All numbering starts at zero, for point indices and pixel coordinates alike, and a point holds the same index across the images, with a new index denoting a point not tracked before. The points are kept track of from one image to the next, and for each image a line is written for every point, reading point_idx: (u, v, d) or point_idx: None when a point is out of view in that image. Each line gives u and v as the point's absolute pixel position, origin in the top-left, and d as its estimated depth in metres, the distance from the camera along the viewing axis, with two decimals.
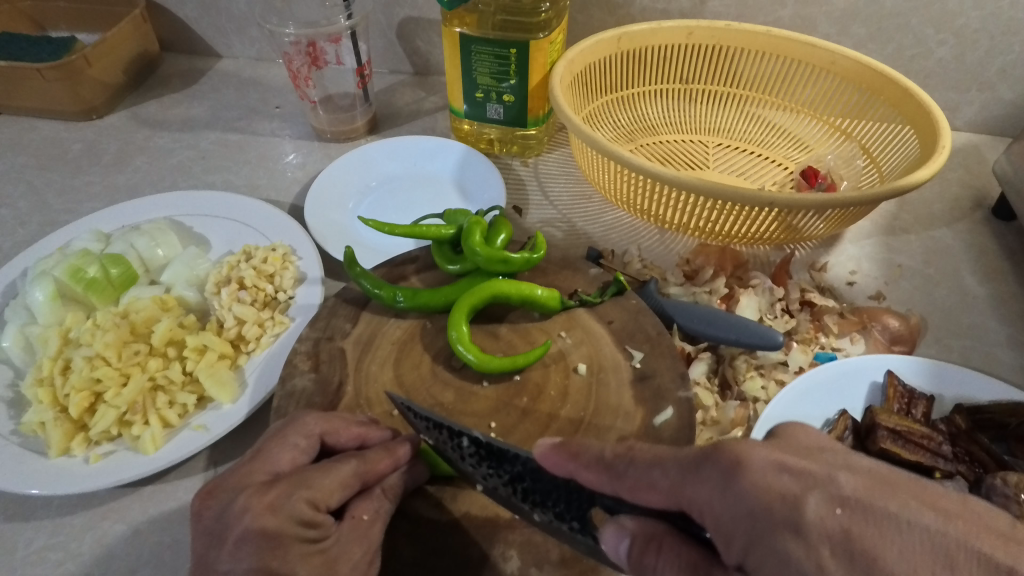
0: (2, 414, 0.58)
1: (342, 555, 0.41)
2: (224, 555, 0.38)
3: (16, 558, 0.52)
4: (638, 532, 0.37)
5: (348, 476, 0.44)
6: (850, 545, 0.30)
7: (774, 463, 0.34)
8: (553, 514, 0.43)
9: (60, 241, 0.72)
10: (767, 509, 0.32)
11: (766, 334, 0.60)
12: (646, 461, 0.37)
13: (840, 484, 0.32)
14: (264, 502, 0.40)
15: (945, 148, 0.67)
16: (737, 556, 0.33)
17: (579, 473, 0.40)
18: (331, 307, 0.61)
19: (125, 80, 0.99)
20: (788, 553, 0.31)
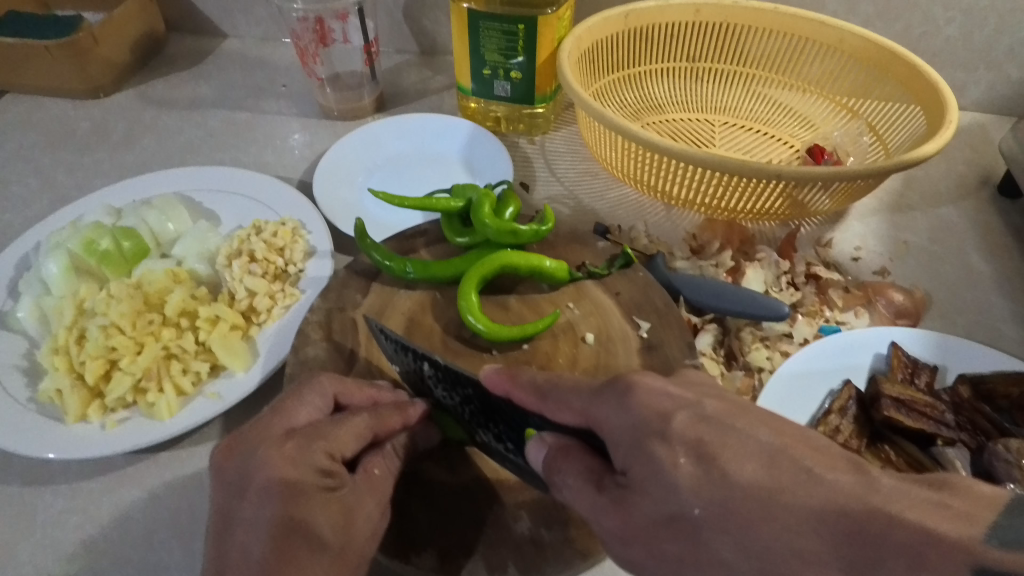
0: (19, 382, 0.59)
1: (357, 505, 0.43)
2: (247, 504, 0.41)
3: (36, 521, 0.54)
4: (553, 444, 0.42)
5: (361, 429, 0.46)
6: (700, 449, 0.35)
7: (659, 389, 0.39)
8: (493, 435, 0.48)
9: (72, 215, 0.73)
10: (645, 420, 0.37)
11: (772, 306, 0.61)
12: (570, 385, 0.43)
13: (707, 406, 0.37)
14: (284, 452, 0.42)
15: (953, 123, 0.67)
16: (623, 461, 0.38)
17: (512, 392, 0.45)
18: (342, 279, 0.62)
19: (132, 59, 0.99)
20: (656, 456, 0.36)
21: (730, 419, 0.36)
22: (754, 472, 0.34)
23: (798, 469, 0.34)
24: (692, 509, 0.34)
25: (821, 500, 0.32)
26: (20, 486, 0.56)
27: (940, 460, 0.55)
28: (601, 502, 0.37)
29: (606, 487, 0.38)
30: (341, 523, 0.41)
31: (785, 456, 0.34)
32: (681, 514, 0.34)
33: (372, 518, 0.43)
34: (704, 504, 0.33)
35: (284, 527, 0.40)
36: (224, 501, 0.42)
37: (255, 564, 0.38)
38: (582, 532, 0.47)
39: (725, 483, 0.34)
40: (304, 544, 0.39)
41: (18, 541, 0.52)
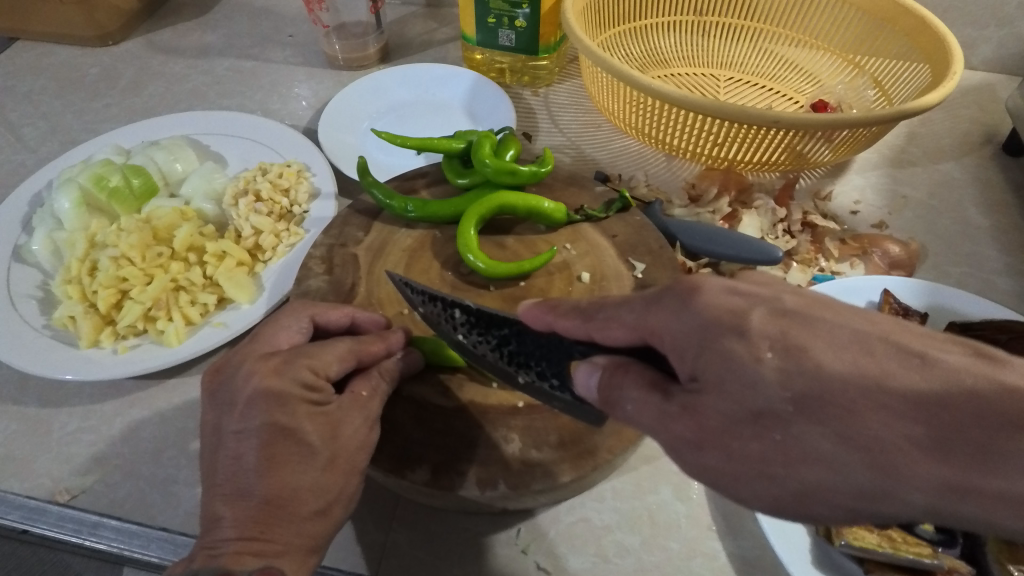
0: (34, 310, 0.61)
1: (344, 420, 0.45)
2: (235, 416, 0.44)
3: (52, 438, 0.56)
4: (607, 365, 0.41)
5: (343, 352, 0.48)
6: (787, 342, 0.33)
7: (727, 288, 0.37)
8: (535, 373, 0.47)
9: (83, 155, 0.75)
10: (714, 321, 0.35)
11: (765, 250, 0.62)
12: (616, 302, 0.41)
13: (784, 301, 0.36)
14: (268, 367, 0.45)
15: (956, 74, 0.67)
16: (690, 368, 0.36)
17: (557, 322, 0.44)
18: (344, 217, 0.64)
19: (139, 7, 1.00)
20: (730, 350, 0.34)
21: (812, 312, 0.35)
22: (848, 360, 0.32)
23: (901, 354, 0.32)
24: (781, 404, 0.32)
25: (932, 381, 0.30)
26: (37, 407, 0.58)
27: None
28: (670, 410, 0.35)
29: (674, 395, 0.36)
30: (328, 431, 0.44)
31: (882, 341, 0.32)
32: (767, 409, 0.32)
33: (359, 431, 0.45)
34: (793, 398, 0.32)
35: (273, 433, 0.42)
36: (216, 418, 0.45)
37: (250, 468, 0.41)
38: (570, 453, 0.49)
39: (817, 374, 0.32)
40: (294, 448, 0.42)
41: (35, 456, 0.55)
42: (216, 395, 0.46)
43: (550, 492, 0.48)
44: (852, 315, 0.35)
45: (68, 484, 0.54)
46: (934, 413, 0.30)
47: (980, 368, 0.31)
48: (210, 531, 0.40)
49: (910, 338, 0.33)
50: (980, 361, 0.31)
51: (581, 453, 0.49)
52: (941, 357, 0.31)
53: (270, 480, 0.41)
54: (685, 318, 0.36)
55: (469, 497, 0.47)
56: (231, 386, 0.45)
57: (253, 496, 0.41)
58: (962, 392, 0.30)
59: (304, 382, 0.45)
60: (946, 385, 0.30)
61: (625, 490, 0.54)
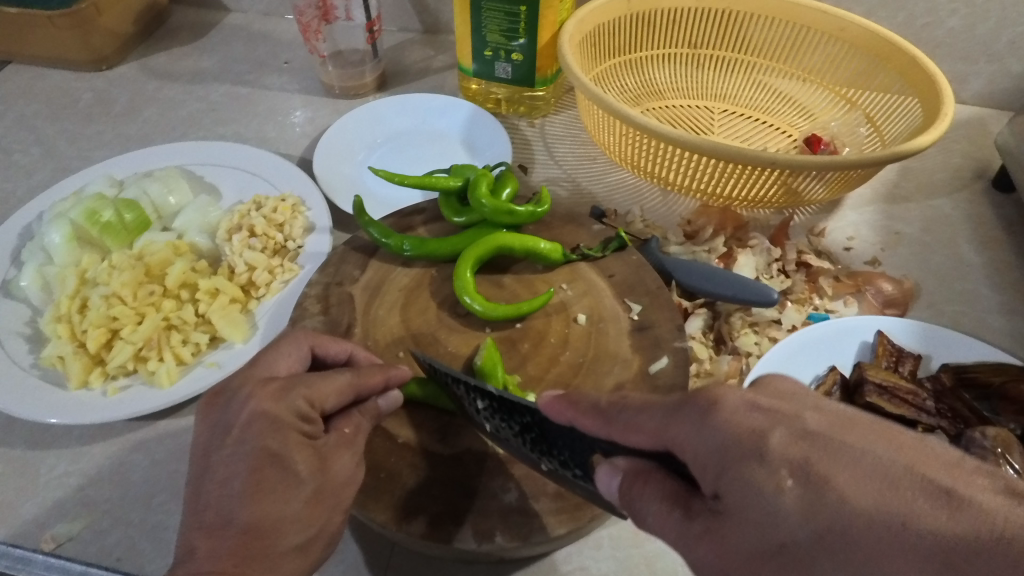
0: (22, 348, 0.60)
1: (333, 456, 0.44)
2: (227, 444, 0.43)
3: (39, 482, 0.55)
4: (628, 470, 0.37)
5: (343, 386, 0.46)
6: (807, 470, 0.30)
7: (748, 401, 0.33)
8: (558, 463, 0.45)
9: (75, 186, 0.74)
10: (736, 441, 0.32)
11: (762, 291, 0.62)
12: (635, 406, 0.38)
13: (806, 420, 0.33)
14: (267, 392, 0.44)
15: (948, 116, 0.68)
16: (711, 485, 0.32)
17: (576, 419, 0.41)
18: (341, 254, 0.63)
19: (134, 31, 0.99)
20: (751, 477, 0.31)
21: (836, 434, 0.32)
22: (872, 494, 0.29)
23: (929, 491, 0.29)
24: (804, 537, 0.29)
25: (956, 525, 0.27)
26: (24, 449, 0.57)
27: None
28: (691, 530, 0.33)
29: (695, 513, 0.33)
30: (316, 465, 0.43)
31: (909, 475, 0.29)
32: (791, 543, 0.29)
33: (347, 467, 0.45)
34: (814, 533, 0.29)
35: (262, 459, 0.41)
36: (205, 441, 0.44)
37: (234, 495, 0.41)
38: (567, 503, 0.48)
39: (842, 510, 0.29)
40: (280, 476, 0.41)
41: (21, 501, 0.54)
42: (214, 417, 0.45)
43: (547, 543, 0.48)
44: (873, 434, 0.32)
45: (55, 532, 0.52)
46: (974, 569, 0.26)
47: (1016, 512, 0.27)
48: (183, 563, 0.39)
49: (939, 471, 0.30)
50: (1012, 502, 0.28)
51: (578, 503, 0.48)
52: (974, 497, 0.28)
53: (253, 509, 0.40)
54: (704, 433, 0.33)
55: (466, 550, 0.47)
56: (228, 413, 0.44)
57: (233, 525, 0.40)
58: (996, 540, 0.26)
59: (298, 412, 0.44)
60: (983, 534, 0.27)
61: (622, 537, 0.53)
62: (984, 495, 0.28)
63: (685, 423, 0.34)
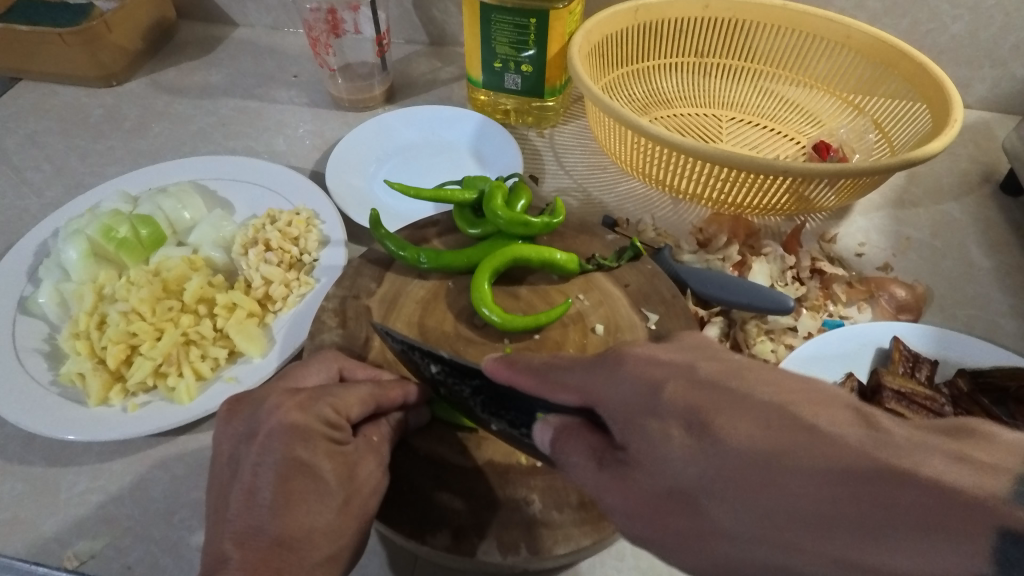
0: (41, 366, 0.60)
1: (359, 462, 0.45)
2: (254, 450, 0.42)
3: (60, 499, 0.55)
4: (558, 426, 0.41)
5: (365, 395, 0.48)
6: (694, 416, 0.33)
7: (648, 359, 0.38)
8: (507, 422, 0.47)
9: (90, 202, 0.74)
10: (636, 395, 0.36)
11: (777, 299, 0.62)
12: (563, 366, 0.42)
13: (700, 372, 0.36)
14: (294, 402, 0.44)
15: (957, 122, 0.68)
16: (622, 436, 0.36)
17: (514, 380, 0.43)
18: (357, 267, 0.63)
19: (143, 46, 1.00)
20: (649, 429, 0.34)
21: (726, 380, 0.34)
22: (747, 433, 0.31)
23: (790, 425, 0.30)
24: (691, 481, 0.32)
25: (827, 457, 0.29)
26: (44, 466, 0.57)
27: None
28: (602, 480, 0.36)
29: (608, 464, 0.37)
30: (345, 473, 0.43)
31: (782, 413, 0.31)
32: (677, 485, 0.33)
33: (373, 476, 0.45)
34: (701, 473, 0.32)
35: (292, 468, 0.41)
36: (232, 450, 0.44)
37: (264, 506, 0.40)
38: (591, 514, 0.48)
39: (720, 449, 0.31)
40: (311, 485, 0.41)
41: (43, 519, 0.54)
42: (237, 427, 0.45)
43: (572, 555, 0.48)
44: (765, 380, 0.34)
45: (77, 549, 0.52)
46: (822, 488, 0.28)
47: (872, 444, 0.28)
48: (214, 573, 0.37)
49: (812, 409, 0.31)
50: (869, 433, 0.29)
51: (602, 514, 0.48)
52: (834, 430, 0.30)
53: (283, 520, 0.40)
54: (618, 387, 0.37)
55: (491, 563, 0.47)
56: (251, 422, 0.44)
57: (263, 537, 0.39)
58: (842, 469, 0.28)
59: (325, 421, 0.44)
60: (833, 462, 0.28)
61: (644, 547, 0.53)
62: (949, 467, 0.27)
63: (601, 377, 0.39)
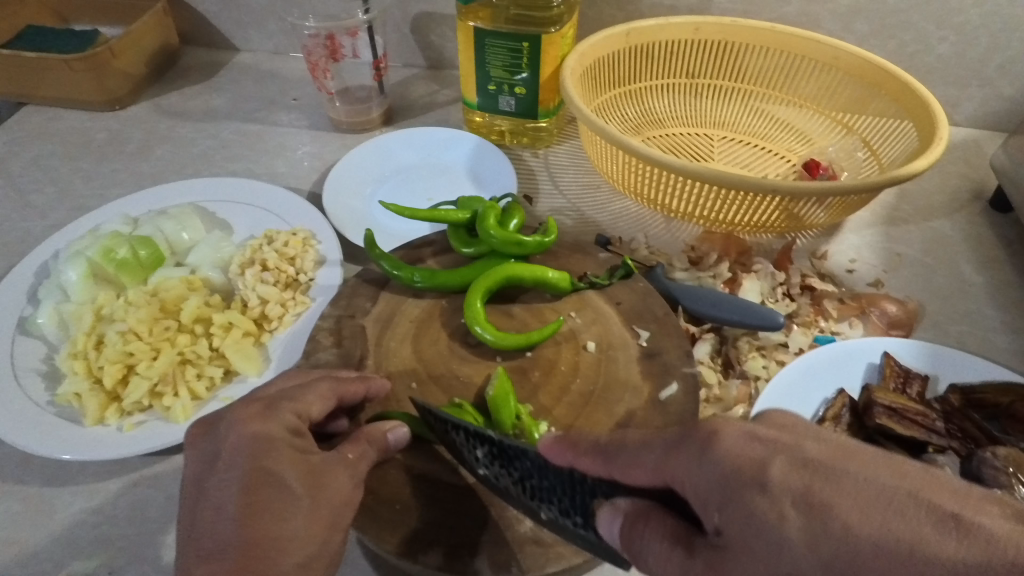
0: (39, 386, 0.60)
1: (329, 473, 0.44)
2: (217, 468, 0.43)
3: (55, 519, 0.55)
4: (628, 511, 0.39)
5: (325, 391, 0.49)
6: (810, 499, 0.32)
7: (747, 434, 0.36)
8: (558, 511, 0.45)
9: (91, 224, 0.76)
10: (735, 471, 0.34)
11: (767, 316, 0.63)
12: (636, 443, 0.40)
13: (806, 449, 0.35)
14: (251, 413, 0.45)
15: (944, 139, 0.69)
16: (716, 522, 0.35)
17: (576, 461, 0.43)
18: (352, 287, 0.64)
19: (148, 71, 1.02)
20: (753, 507, 0.33)
21: (837, 462, 0.34)
22: (877, 523, 0.30)
23: (932, 517, 0.30)
24: (808, 572, 0.31)
25: (973, 552, 0.28)
26: (40, 486, 0.58)
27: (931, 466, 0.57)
28: (694, 567, 0.35)
29: (697, 550, 0.36)
30: (311, 481, 0.43)
31: (912, 498, 0.31)
32: (795, 574, 0.31)
33: (344, 488, 0.44)
34: (820, 563, 0.31)
35: (255, 478, 0.41)
36: (197, 471, 0.44)
37: (229, 519, 0.40)
38: None
39: (846, 539, 0.30)
40: (277, 494, 0.41)
41: (39, 539, 0.54)
42: (202, 445, 0.45)
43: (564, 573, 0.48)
44: (880, 462, 0.34)
45: (71, 570, 0.52)
46: None
47: (1020, 537, 0.29)
48: None
49: (946, 497, 0.31)
50: (1019, 528, 0.30)
51: None
52: (977, 520, 0.30)
53: (249, 530, 0.40)
54: (705, 465, 0.36)
55: None
56: (214, 441, 0.45)
57: (229, 550, 0.39)
58: (1003, 565, 0.28)
59: (291, 428, 0.45)
60: (993, 559, 0.28)
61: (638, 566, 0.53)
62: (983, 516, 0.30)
63: (686, 454, 0.37)
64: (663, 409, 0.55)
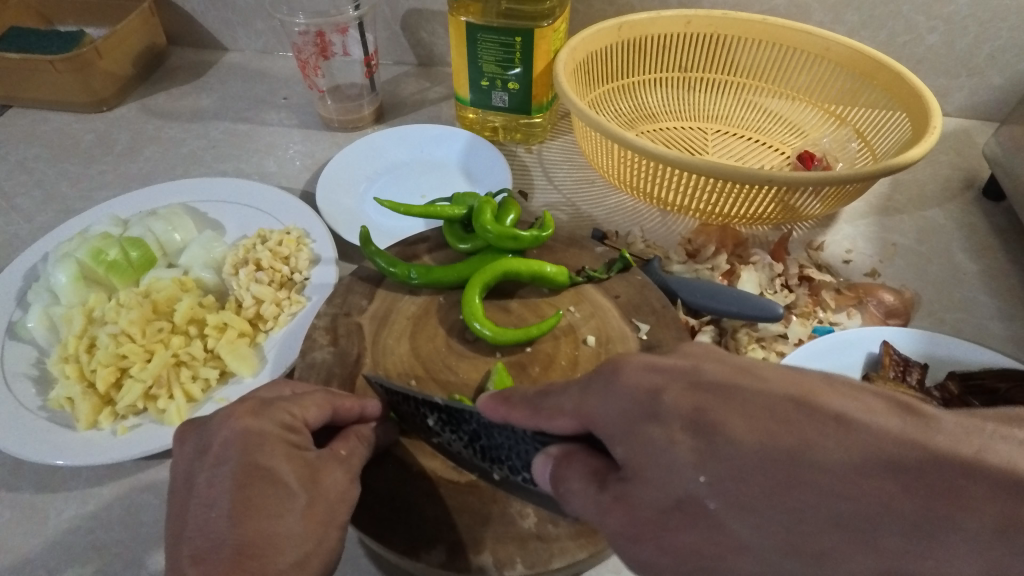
0: (30, 391, 0.59)
1: (324, 470, 0.44)
2: (208, 465, 0.42)
3: (48, 526, 0.54)
4: (558, 456, 0.40)
5: (321, 400, 0.48)
6: (699, 421, 0.33)
7: (646, 366, 0.37)
8: (508, 469, 0.49)
9: (79, 226, 0.74)
10: (637, 401, 0.35)
11: (766, 306, 0.63)
12: (558, 390, 0.41)
13: (703, 372, 0.36)
14: (244, 410, 0.44)
15: (936, 128, 0.69)
16: (621, 454, 0.35)
17: (510, 415, 0.43)
18: (347, 285, 0.64)
19: (134, 72, 1.01)
20: (649, 434, 0.34)
21: (731, 382, 0.34)
22: (760, 433, 0.31)
23: (817, 421, 0.31)
24: (701, 491, 0.31)
25: (852, 450, 0.29)
26: (32, 493, 0.57)
27: None
28: (603, 500, 0.36)
29: (608, 485, 0.36)
30: (308, 478, 0.42)
31: (795, 406, 0.32)
32: (687, 494, 0.32)
33: (340, 483, 0.44)
34: (709, 478, 0.31)
35: (248, 475, 0.40)
36: (187, 468, 0.43)
37: (221, 515, 0.39)
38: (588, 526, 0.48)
39: (732, 451, 0.31)
40: (272, 489, 0.40)
41: (31, 547, 0.53)
42: (191, 444, 0.44)
43: (568, 568, 0.47)
44: (778, 377, 0.34)
45: None
46: (854, 485, 0.29)
47: (900, 431, 0.30)
48: None
49: (834, 400, 0.32)
50: (900, 421, 0.31)
51: None
52: (860, 421, 0.31)
53: (244, 526, 0.38)
54: (611, 401, 0.36)
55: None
56: (206, 437, 0.44)
57: (223, 547, 0.38)
58: (880, 459, 0.29)
59: (282, 424, 0.44)
60: (865, 455, 0.29)
61: None
62: (865, 413, 0.31)
63: (597, 393, 0.38)
64: None
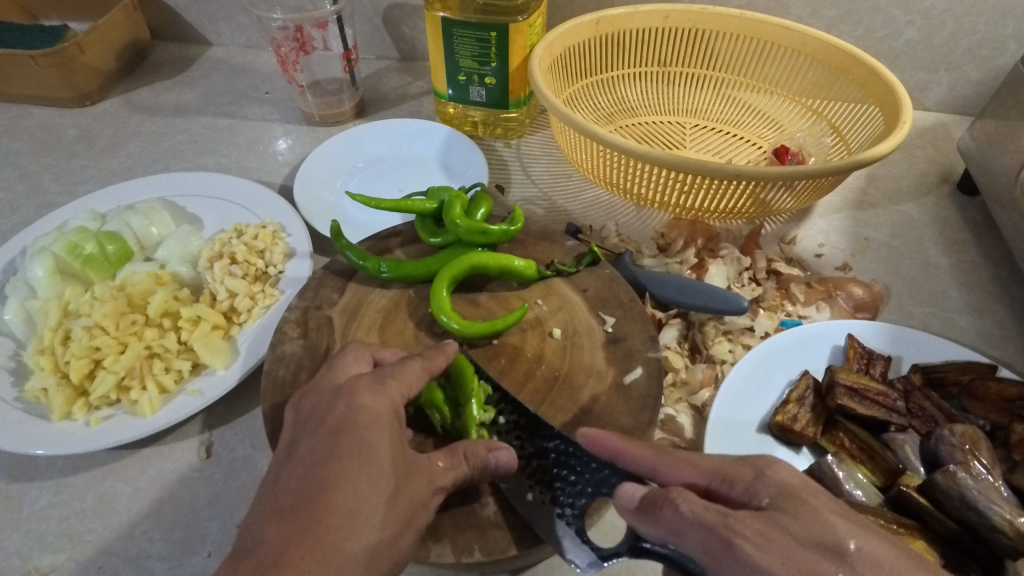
0: (5, 382, 0.60)
1: (419, 466, 0.45)
2: (317, 430, 0.44)
3: (22, 515, 0.55)
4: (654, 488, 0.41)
5: (420, 373, 0.50)
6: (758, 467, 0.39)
7: None
8: (548, 495, 0.48)
9: (58, 221, 0.75)
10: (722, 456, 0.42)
11: (732, 300, 0.64)
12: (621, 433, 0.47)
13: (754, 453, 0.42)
14: (364, 384, 0.47)
15: (906, 123, 0.70)
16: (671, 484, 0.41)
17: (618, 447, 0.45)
18: (319, 278, 0.65)
19: (117, 67, 1.01)
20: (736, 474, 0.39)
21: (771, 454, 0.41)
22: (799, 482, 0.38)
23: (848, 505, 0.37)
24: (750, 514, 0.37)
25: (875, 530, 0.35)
26: (6, 482, 0.58)
27: (889, 444, 0.58)
28: (651, 508, 0.39)
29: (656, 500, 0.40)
30: (402, 467, 0.43)
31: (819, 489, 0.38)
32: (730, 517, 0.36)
33: (423, 490, 0.44)
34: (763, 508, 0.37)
35: (353, 450, 0.42)
36: (292, 433, 0.46)
37: (315, 481, 0.41)
38: None
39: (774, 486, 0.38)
40: (366, 467, 0.41)
41: (4, 535, 0.54)
42: (306, 410, 0.47)
43: (525, 555, 0.48)
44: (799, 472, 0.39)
45: (39, 563, 0.52)
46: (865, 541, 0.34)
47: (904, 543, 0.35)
48: (249, 553, 0.37)
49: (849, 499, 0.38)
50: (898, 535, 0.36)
51: None
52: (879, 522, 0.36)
53: (330, 499, 0.40)
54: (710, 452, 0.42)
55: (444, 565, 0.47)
56: (324, 404, 0.46)
57: (308, 512, 0.39)
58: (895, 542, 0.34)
59: (395, 409, 0.46)
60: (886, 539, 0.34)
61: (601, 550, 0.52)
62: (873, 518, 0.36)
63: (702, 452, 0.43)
64: (626, 393, 0.56)
